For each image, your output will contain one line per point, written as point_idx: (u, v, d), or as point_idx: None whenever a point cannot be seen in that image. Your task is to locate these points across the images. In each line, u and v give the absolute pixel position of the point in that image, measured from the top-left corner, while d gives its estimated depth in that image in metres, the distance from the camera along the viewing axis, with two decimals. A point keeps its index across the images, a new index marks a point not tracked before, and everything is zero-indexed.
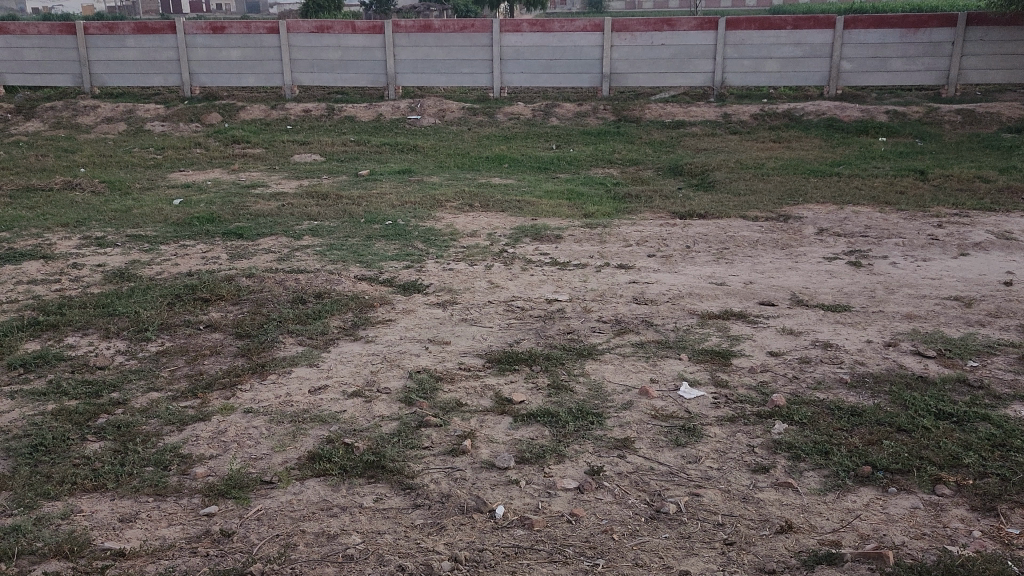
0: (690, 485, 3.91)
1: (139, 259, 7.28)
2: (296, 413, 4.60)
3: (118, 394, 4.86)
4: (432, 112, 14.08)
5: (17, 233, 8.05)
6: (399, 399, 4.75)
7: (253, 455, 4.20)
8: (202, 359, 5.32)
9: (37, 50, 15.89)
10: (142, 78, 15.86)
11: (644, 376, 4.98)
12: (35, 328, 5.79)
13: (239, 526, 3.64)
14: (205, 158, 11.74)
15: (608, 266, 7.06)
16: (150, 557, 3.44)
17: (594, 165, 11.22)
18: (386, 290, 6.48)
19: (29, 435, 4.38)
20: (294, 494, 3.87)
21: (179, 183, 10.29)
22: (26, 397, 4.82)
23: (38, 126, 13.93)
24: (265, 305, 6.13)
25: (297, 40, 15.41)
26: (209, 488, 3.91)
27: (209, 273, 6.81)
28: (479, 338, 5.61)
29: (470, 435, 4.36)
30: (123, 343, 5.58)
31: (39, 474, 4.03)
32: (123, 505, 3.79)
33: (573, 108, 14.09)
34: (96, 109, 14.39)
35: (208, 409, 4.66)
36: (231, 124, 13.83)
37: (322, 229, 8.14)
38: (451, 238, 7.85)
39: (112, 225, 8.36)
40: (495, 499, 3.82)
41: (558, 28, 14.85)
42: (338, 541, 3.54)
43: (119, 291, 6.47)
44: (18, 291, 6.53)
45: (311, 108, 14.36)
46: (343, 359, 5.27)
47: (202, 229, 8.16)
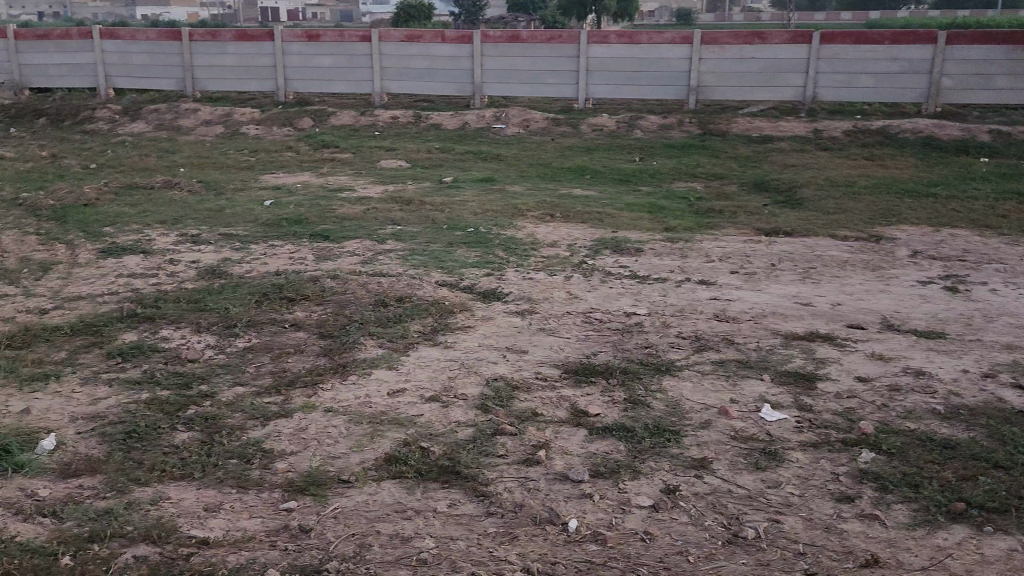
0: (770, 510, 3.81)
1: (230, 257, 7.54)
2: (375, 415, 4.68)
3: (207, 387, 5.04)
4: (517, 121, 14.17)
5: (118, 229, 8.43)
6: (475, 406, 4.78)
7: (332, 454, 4.29)
8: (286, 357, 5.47)
9: (144, 54, 16.70)
10: (239, 83, 16.44)
11: (723, 396, 4.87)
12: (132, 319, 6.06)
13: (317, 523, 3.71)
14: (295, 161, 12.09)
15: (689, 281, 6.96)
16: (231, 547, 3.54)
17: (678, 179, 11.09)
18: (467, 297, 6.55)
19: (124, 422, 4.58)
20: (370, 495, 3.94)
21: (270, 185, 10.61)
22: (122, 385, 5.05)
23: (142, 128, 14.62)
24: (347, 307, 6.28)
25: (387, 48, 15.77)
26: (288, 484, 4.02)
27: (296, 273, 7.00)
28: (557, 348, 5.60)
29: (545, 446, 4.36)
30: (213, 337, 5.77)
31: (130, 460, 4.20)
32: (207, 495, 3.92)
33: (658, 120, 13.94)
34: (196, 112, 14.98)
35: (291, 406, 4.79)
36: (322, 129, 14.20)
37: (405, 234, 8.29)
38: (532, 248, 7.88)
39: (207, 223, 8.70)
40: (568, 512, 3.80)
41: (646, 40, 14.79)
42: (411, 544, 3.58)
43: (211, 287, 6.73)
44: (118, 284, 6.84)
45: (398, 115, 14.63)
46: (422, 364, 5.33)
47: (290, 230, 8.41)
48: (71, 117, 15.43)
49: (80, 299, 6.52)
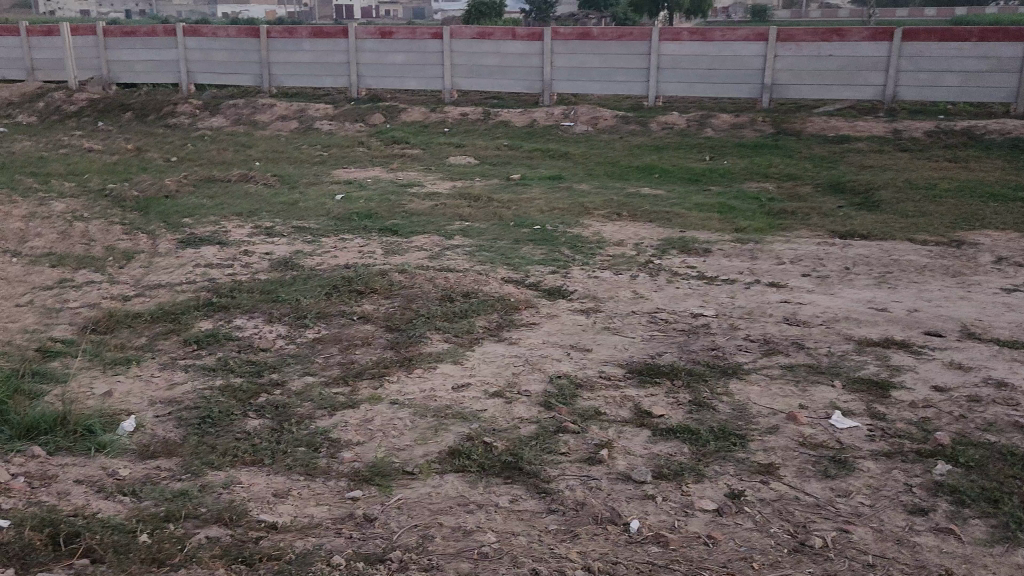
0: (839, 520, 3.72)
1: (302, 249, 7.72)
2: (439, 408, 4.74)
3: (278, 375, 5.18)
4: (586, 119, 14.11)
5: (197, 220, 8.71)
6: (539, 403, 4.79)
7: (397, 445, 4.36)
8: (354, 349, 5.57)
9: (224, 51, 17.21)
10: (314, 80, 16.81)
11: (791, 402, 4.77)
12: (208, 308, 6.26)
13: (381, 513, 3.78)
14: (367, 156, 12.30)
15: (758, 283, 6.83)
16: (299, 533, 3.62)
17: (749, 179, 10.89)
18: (532, 294, 6.56)
19: (199, 407, 4.74)
20: (433, 487, 3.99)
21: (342, 179, 10.81)
22: (198, 371, 5.23)
23: (221, 123, 15.07)
24: (415, 301, 6.37)
25: (458, 46, 15.89)
26: (354, 473, 4.10)
27: (365, 267, 7.13)
28: (621, 347, 5.57)
29: (608, 445, 4.34)
30: (284, 328, 5.93)
31: (205, 444, 4.35)
32: (277, 481, 4.03)
33: (729, 119, 13.70)
34: (272, 108, 15.37)
35: (357, 397, 4.88)
36: (393, 125, 14.40)
37: (472, 230, 8.35)
38: (598, 246, 7.85)
39: (281, 216, 8.92)
40: (630, 512, 3.78)
41: (719, 37, 14.54)
42: (473, 538, 3.60)
43: (283, 279, 6.90)
44: (196, 274, 7.08)
45: (468, 112, 14.73)
46: (487, 360, 5.37)
47: (360, 224, 8.56)
48: (154, 111, 16.00)
49: (160, 287, 6.77)
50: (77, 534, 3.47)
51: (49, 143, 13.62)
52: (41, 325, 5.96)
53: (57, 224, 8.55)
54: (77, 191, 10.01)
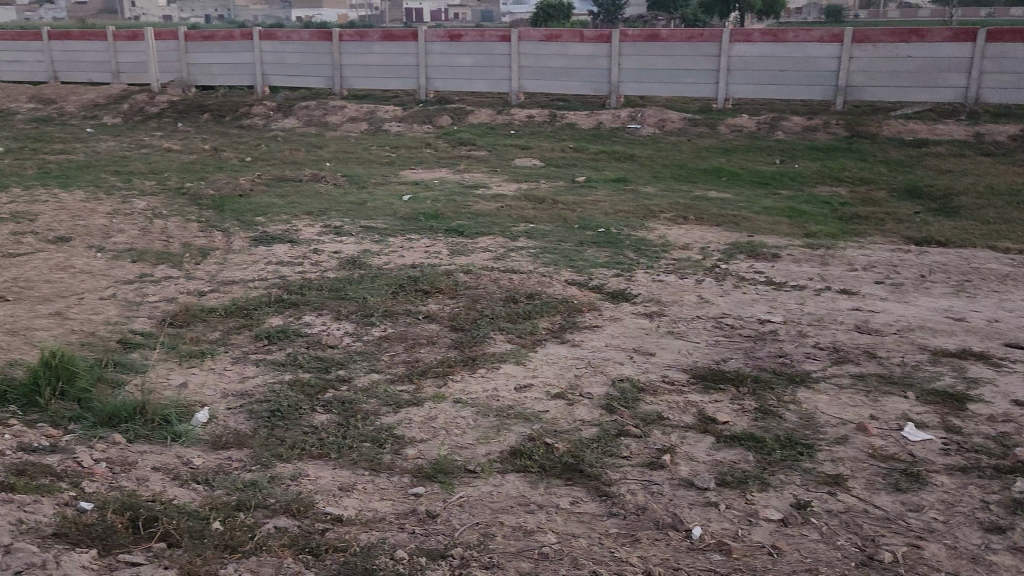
0: (910, 535, 3.61)
1: (369, 248, 7.87)
2: (502, 408, 4.77)
3: (344, 372, 5.29)
4: (653, 121, 13.98)
5: (269, 218, 8.96)
6: (601, 405, 4.78)
7: (460, 443, 4.41)
8: (419, 348, 5.66)
9: (297, 54, 17.63)
10: (384, 82, 17.09)
11: (861, 412, 4.66)
12: (279, 304, 6.43)
13: (443, 510, 3.83)
14: (434, 158, 12.45)
15: (829, 290, 6.68)
16: (363, 526, 3.69)
17: (820, 183, 10.65)
18: (595, 296, 6.55)
19: (269, 400, 4.88)
20: (495, 487, 4.02)
21: (409, 180, 10.97)
22: (268, 366, 5.38)
23: (293, 124, 15.44)
24: (479, 301, 6.43)
25: (526, 47, 15.94)
26: (417, 470, 4.16)
27: (430, 267, 7.22)
28: (685, 352, 5.52)
29: (670, 450, 4.31)
30: (352, 325, 6.05)
31: (274, 437, 4.47)
32: (342, 475, 4.12)
33: (801, 121, 13.40)
34: (343, 109, 15.67)
35: (422, 395, 4.96)
36: (460, 127, 14.53)
37: (537, 232, 8.38)
38: (663, 250, 7.78)
39: (349, 216, 9.10)
40: (692, 519, 3.74)
41: (792, 38, 14.24)
42: (534, 538, 3.61)
43: (351, 277, 7.04)
44: (268, 271, 7.28)
45: (534, 114, 14.76)
46: (549, 361, 5.38)
47: (427, 225, 8.67)
48: (231, 112, 16.49)
49: (234, 283, 6.98)
50: (154, 519, 3.59)
51: (131, 143, 14.16)
52: (122, 318, 6.20)
53: (138, 221, 8.89)
54: (157, 189, 10.39)
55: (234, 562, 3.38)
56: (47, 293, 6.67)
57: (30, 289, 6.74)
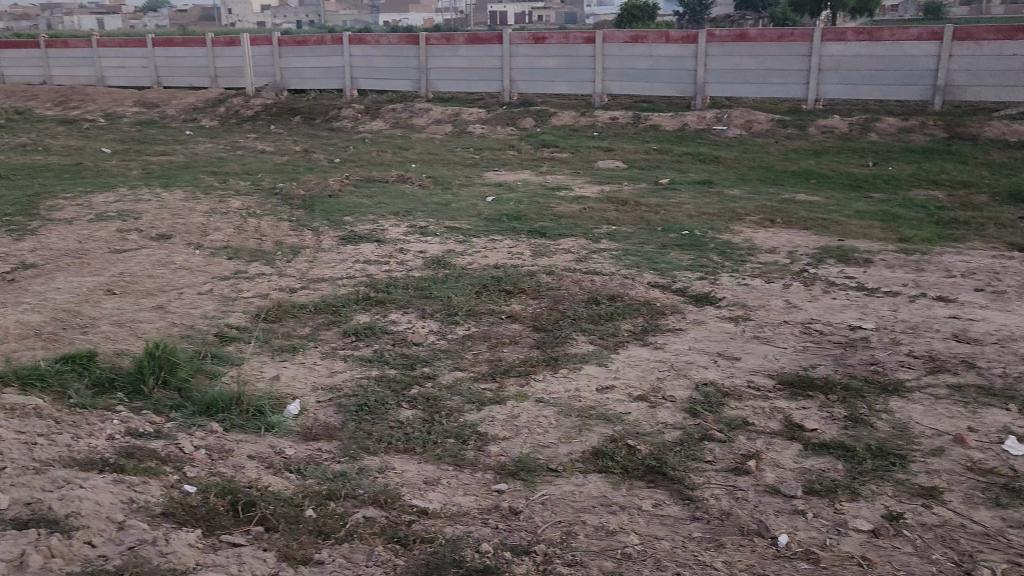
0: (1010, 552, 3.46)
1: (454, 249, 7.99)
2: (584, 409, 4.79)
3: (429, 369, 5.40)
4: (739, 123, 13.72)
5: (358, 218, 9.20)
6: (684, 409, 4.75)
7: (542, 442, 4.45)
8: (501, 347, 5.72)
9: (385, 58, 18.01)
10: (469, 84, 17.31)
11: (959, 423, 4.48)
12: (366, 302, 6.60)
13: (526, 507, 3.87)
14: (517, 159, 12.55)
15: (924, 297, 6.44)
16: (448, 520, 3.77)
17: (916, 186, 10.27)
18: (679, 299, 6.49)
19: (357, 395, 5.02)
20: (577, 486, 4.04)
21: (493, 181, 11.09)
22: (357, 361, 5.54)
23: (380, 126, 15.79)
24: (561, 302, 6.46)
25: (611, 49, 15.89)
26: (500, 467, 4.22)
27: (513, 267, 7.29)
28: (772, 357, 5.42)
29: (756, 456, 4.25)
30: (436, 323, 6.17)
31: (362, 430, 4.60)
32: (428, 469, 4.22)
33: (896, 122, 12.94)
34: (429, 111, 15.94)
35: (504, 394, 5.01)
36: (543, 129, 14.59)
37: (619, 234, 8.36)
38: (750, 253, 7.65)
39: (434, 216, 9.27)
40: (779, 526, 3.68)
41: (888, 37, 13.70)
42: (617, 538, 3.62)
43: (436, 276, 7.18)
44: (356, 269, 7.48)
45: (617, 116, 14.70)
46: (631, 363, 5.37)
47: (510, 226, 8.76)
48: (321, 115, 16.97)
49: (323, 281, 7.20)
50: (252, 504, 3.75)
51: (227, 145, 14.73)
52: (218, 312, 6.47)
53: (234, 219, 9.25)
54: (252, 189, 10.79)
55: (327, 548, 3.50)
56: (150, 287, 7.02)
57: (134, 284, 7.10)
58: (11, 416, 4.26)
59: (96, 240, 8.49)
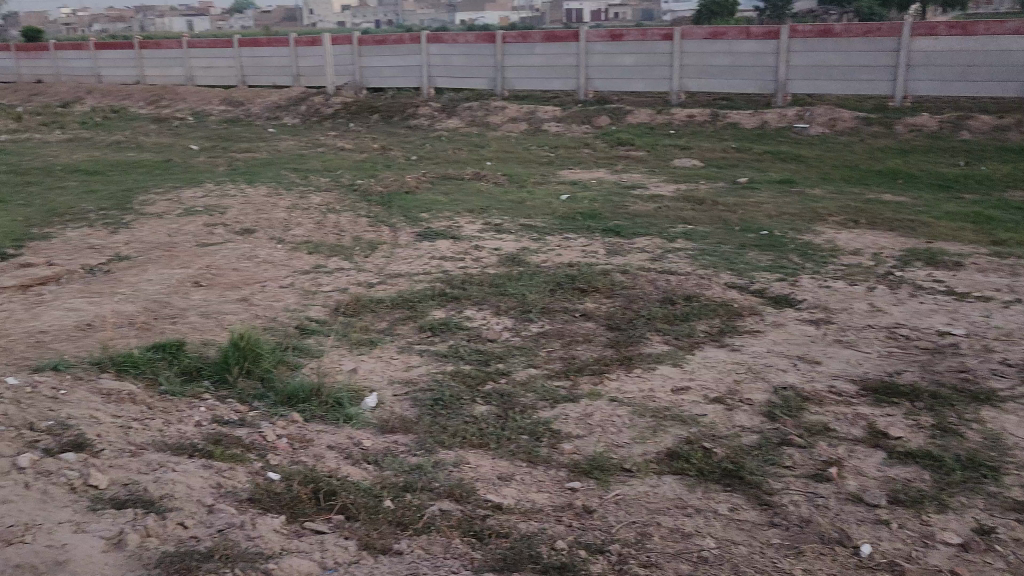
0: None
1: (528, 246, 8.02)
2: (658, 409, 4.75)
3: (503, 365, 5.43)
4: (822, 121, 13.35)
5: (434, 215, 9.32)
6: (762, 413, 4.66)
7: (616, 442, 4.43)
8: (575, 345, 5.72)
9: (461, 56, 18.18)
10: (544, 82, 17.32)
11: None
12: (442, 298, 6.68)
13: (600, 506, 3.86)
14: (592, 158, 12.51)
15: (1019, 303, 6.15)
16: (522, 515, 3.79)
17: (1012, 187, 9.82)
18: (757, 301, 6.37)
19: (433, 389, 5.09)
20: (651, 487, 4.01)
21: (568, 180, 11.07)
22: (432, 356, 5.61)
23: (456, 124, 15.94)
24: (636, 301, 6.41)
25: (689, 46, 15.68)
26: (574, 465, 4.22)
27: (588, 266, 7.26)
28: (855, 362, 5.26)
29: (837, 463, 4.14)
30: (510, 320, 6.20)
31: (437, 424, 4.66)
32: (502, 464, 4.25)
33: (990, 120, 12.38)
34: (504, 110, 16.01)
35: (578, 392, 5.01)
36: (618, 127, 14.49)
37: (696, 233, 8.24)
38: (832, 254, 7.44)
39: (509, 214, 9.31)
40: (861, 535, 3.58)
41: (983, 31, 13.10)
42: (692, 541, 3.58)
43: (510, 273, 7.21)
44: (432, 265, 7.58)
45: (695, 113, 14.48)
46: (707, 364, 5.29)
47: (585, 224, 8.74)
48: (398, 113, 17.22)
49: (400, 276, 7.31)
50: (333, 492, 3.84)
51: (309, 142, 15.10)
52: (300, 305, 6.65)
53: (315, 215, 9.48)
54: (332, 185, 11.04)
55: (405, 539, 3.56)
56: (235, 280, 7.25)
57: (220, 277, 7.35)
58: (109, 401, 4.48)
59: (185, 233, 8.83)
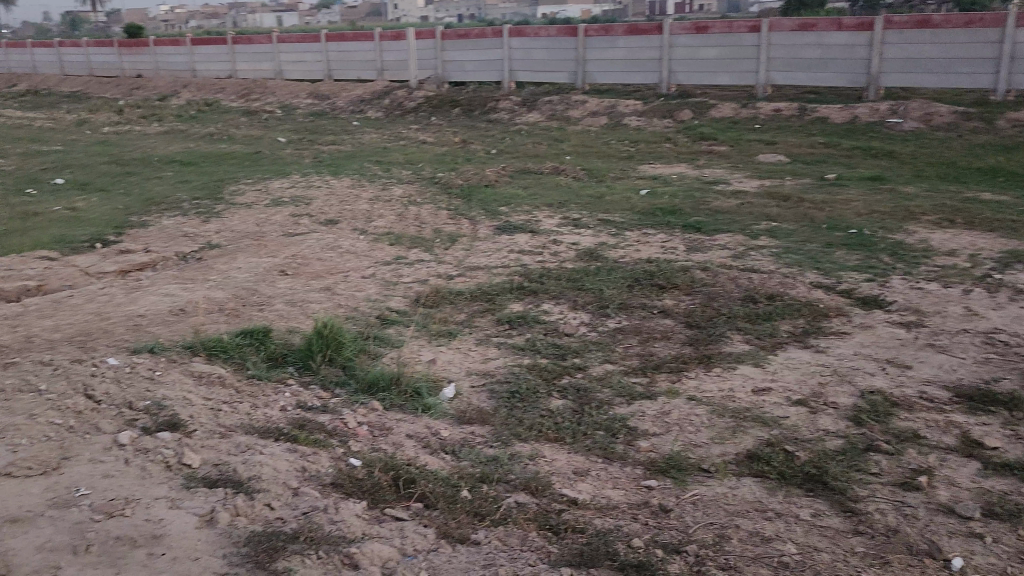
0: None
1: (606, 241, 7.97)
2: (738, 410, 4.66)
3: (580, 360, 5.42)
4: (917, 115, 12.83)
5: (513, 209, 9.36)
6: (847, 417, 4.52)
7: (694, 441, 4.37)
8: (652, 342, 5.66)
9: (543, 50, 18.16)
10: (626, 76, 17.16)
11: None
12: (519, 291, 6.71)
13: (677, 505, 3.82)
14: (673, 152, 12.34)
15: None
16: (597, 512, 3.78)
17: None
18: (844, 302, 6.17)
19: (510, 382, 5.12)
20: (730, 489, 3.94)
21: (648, 174, 10.95)
22: (509, 349, 5.64)
23: (536, 118, 15.96)
24: (717, 299, 6.30)
25: (777, 38, 15.28)
26: (650, 462, 4.19)
27: (667, 262, 7.17)
28: (948, 367, 5.05)
29: (928, 472, 3.98)
30: (588, 315, 6.18)
31: (514, 417, 4.69)
32: (578, 460, 4.24)
33: None
34: (585, 103, 15.93)
35: (655, 390, 4.96)
36: (701, 121, 14.25)
37: (780, 231, 8.04)
38: (925, 255, 7.15)
39: (588, 208, 9.27)
40: (953, 548, 3.44)
41: None
42: (773, 546, 3.50)
43: (588, 268, 7.18)
44: (510, 259, 7.61)
45: (781, 107, 14.11)
46: (791, 366, 5.16)
47: (665, 220, 8.62)
48: (479, 107, 17.34)
49: (479, 269, 7.37)
50: (412, 480, 3.90)
51: (391, 135, 15.35)
52: (381, 296, 6.77)
53: (396, 207, 9.64)
54: (413, 178, 11.21)
55: (482, 529, 3.60)
56: (320, 270, 7.44)
57: (305, 266, 7.55)
58: (201, 383, 4.67)
59: (273, 223, 9.10)
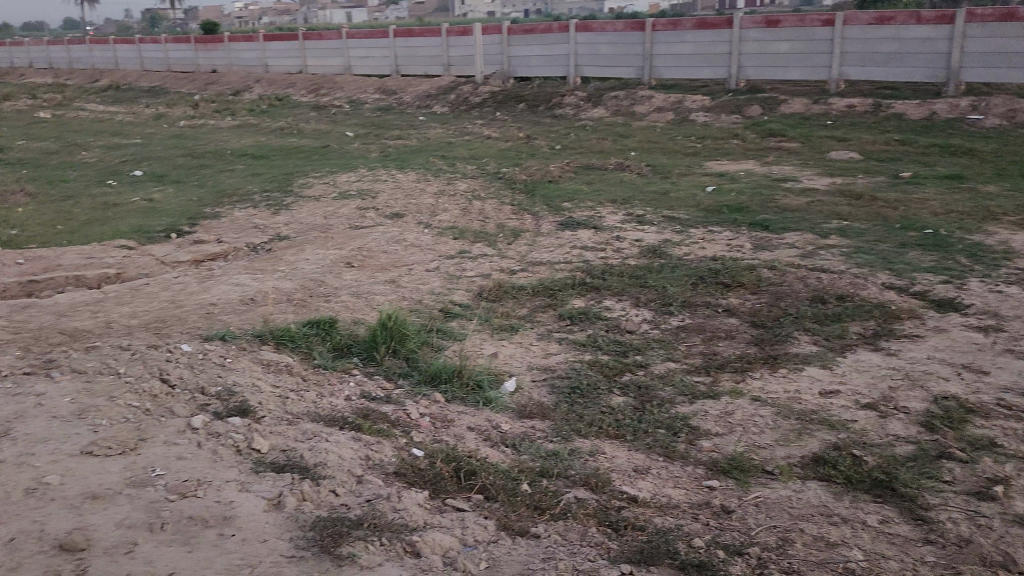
0: None
1: (671, 238, 7.89)
2: (804, 412, 4.57)
3: (642, 357, 5.38)
4: (999, 111, 12.33)
5: (576, 204, 9.34)
6: (919, 423, 4.38)
7: (758, 442, 4.30)
8: (716, 341, 5.58)
9: (609, 45, 18.04)
10: (694, 71, 16.93)
11: None
12: (582, 287, 6.69)
13: (739, 507, 3.76)
14: (740, 149, 12.13)
15: None
16: (657, 510, 3.75)
17: None
18: (918, 304, 5.98)
19: (571, 377, 5.12)
20: (794, 491, 3.87)
21: (714, 171, 10.79)
22: (571, 345, 5.64)
23: (601, 114, 15.87)
24: (784, 299, 6.17)
25: (851, 32, 14.86)
26: (712, 462, 4.14)
27: (732, 260, 7.06)
28: None
29: (1004, 482, 3.84)
30: (650, 312, 6.14)
31: (575, 413, 4.68)
32: (638, 457, 4.22)
33: None
34: (650, 99, 15.78)
35: (719, 389, 4.89)
36: (770, 117, 13.97)
37: (851, 230, 7.84)
38: (1005, 257, 6.88)
39: (652, 205, 9.19)
40: None
41: None
42: (838, 551, 3.42)
43: (651, 265, 7.12)
44: (573, 254, 7.59)
45: (855, 103, 13.73)
46: (860, 368, 5.03)
47: (731, 217, 8.49)
48: (544, 103, 17.33)
49: (541, 264, 7.38)
50: (473, 472, 3.93)
51: (456, 130, 15.46)
52: (444, 289, 6.84)
53: (460, 201, 9.72)
54: (478, 173, 11.27)
55: (542, 523, 3.61)
56: (384, 262, 7.55)
57: (371, 259, 7.67)
58: (270, 371, 4.80)
59: (339, 216, 9.27)
